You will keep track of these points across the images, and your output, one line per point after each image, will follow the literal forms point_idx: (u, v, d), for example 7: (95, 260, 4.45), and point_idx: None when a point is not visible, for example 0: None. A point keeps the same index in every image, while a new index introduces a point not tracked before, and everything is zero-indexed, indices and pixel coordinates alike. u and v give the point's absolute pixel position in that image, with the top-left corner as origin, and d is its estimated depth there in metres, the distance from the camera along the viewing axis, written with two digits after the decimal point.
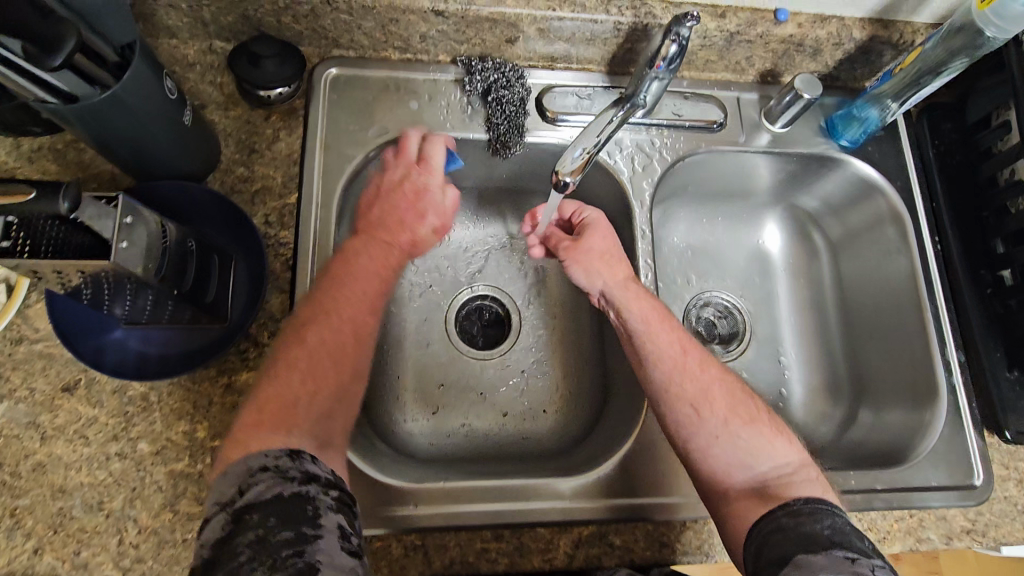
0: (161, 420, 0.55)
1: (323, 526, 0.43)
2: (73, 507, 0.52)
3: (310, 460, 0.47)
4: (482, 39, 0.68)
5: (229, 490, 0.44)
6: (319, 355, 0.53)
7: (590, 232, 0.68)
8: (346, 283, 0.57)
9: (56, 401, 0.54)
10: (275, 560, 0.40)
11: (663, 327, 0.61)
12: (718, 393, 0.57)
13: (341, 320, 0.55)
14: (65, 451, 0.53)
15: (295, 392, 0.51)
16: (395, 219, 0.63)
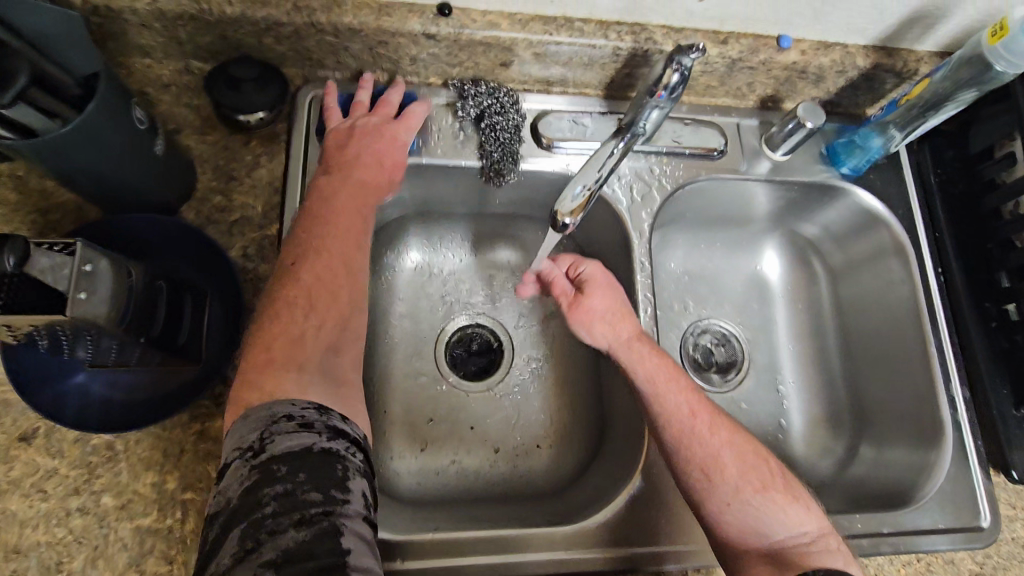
0: (127, 471, 0.51)
1: (351, 490, 0.39)
2: (28, 569, 0.48)
3: (339, 419, 0.43)
4: (475, 62, 0.65)
5: (252, 437, 0.40)
6: (317, 288, 0.51)
7: (589, 291, 0.65)
8: (337, 219, 0.56)
9: (11, 451, 0.50)
10: (303, 517, 0.36)
11: (671, 390, 0.58)
12: (729, 458, 0.55)
13: (332, 256, 0.53)
14: (20, 507, 0.49)
15: (302, 324, 0.49)
16: (373, 160, 0.60)
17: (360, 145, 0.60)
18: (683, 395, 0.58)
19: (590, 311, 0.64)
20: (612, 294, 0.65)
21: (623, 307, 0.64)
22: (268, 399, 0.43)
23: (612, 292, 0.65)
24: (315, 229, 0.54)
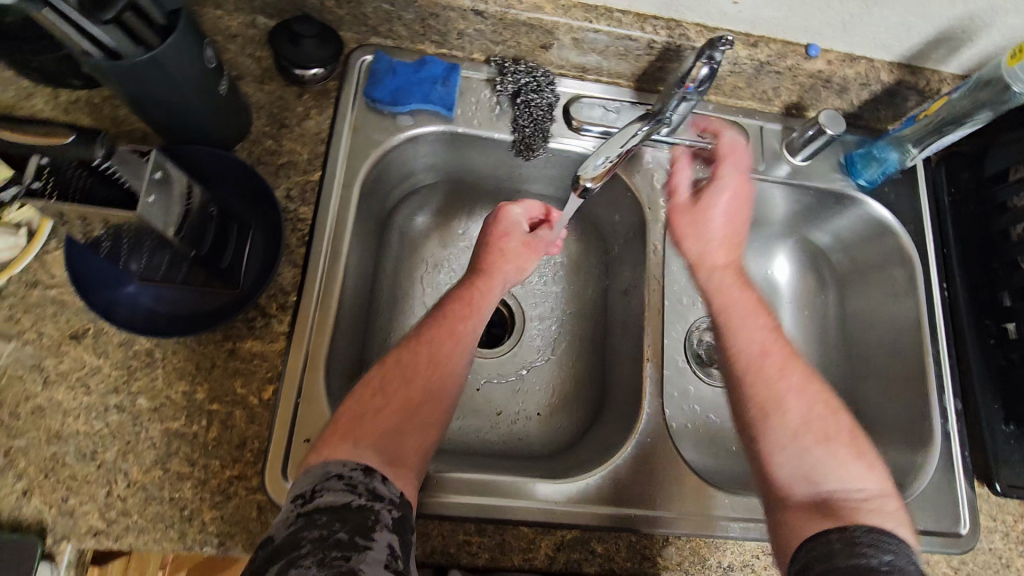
0: (162, 378, 0.55)
1: (375, 539, 0.43)
2: (67, 453, 0.53)
3: (382, 481, 0.47)
4: (518, 42, 0.69)
5: (305, 488, 0.46)
6: (393, 375, 0.55)
7: (720, 201, 0.66)
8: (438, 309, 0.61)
9: (62, 346, 0.55)
10: (325, 558, 0.41)
11: (755, 322, 0.61)
12: (795, 403, 0.57)
13: (420, 345, 0.57)
14: (65, 398, 0.54)
15: (363, 407, 0.52)
16: (484, 242, 0.68)
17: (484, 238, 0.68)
18: (767, 332, 0.61)
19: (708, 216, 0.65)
20: (739, 206, 0.66)
21: (734, 229, 0.66)
22: (323, 460, 0.48)
23: (739, 203, 0.66)
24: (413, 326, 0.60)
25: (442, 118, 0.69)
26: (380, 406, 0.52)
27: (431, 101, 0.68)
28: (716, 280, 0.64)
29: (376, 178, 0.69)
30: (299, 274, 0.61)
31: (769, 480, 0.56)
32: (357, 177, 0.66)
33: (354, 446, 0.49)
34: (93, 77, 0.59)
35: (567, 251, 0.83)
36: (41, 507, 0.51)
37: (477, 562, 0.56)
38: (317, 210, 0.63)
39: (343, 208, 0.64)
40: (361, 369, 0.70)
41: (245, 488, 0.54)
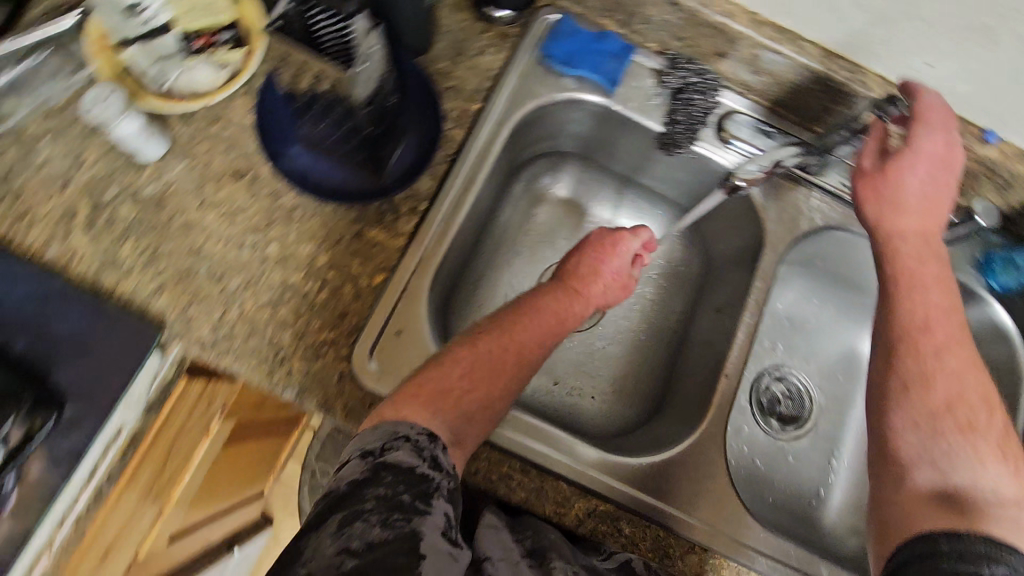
0: (295, 234, 0.61)
1: (433, 505, 0.45)
2: (200, 269, 0.59)
3: (443, 451, 0.50)
4: (697, 43, 0.71)
5: (374, 443, 0.48)
6: (483, 362, 0.57)
7: (911, 165, 0.59)
8: (534, 316, 0.62)
9: (223, 178, 0.61)
10: (387, 518, 0.43)
11: (924, 295, 0.57)
12: (944, 381, 0.53)
13: (513, 339, 0.59)
14: (212, 222, 0.60)
15: (449, 380, 0.55)
16: (591, 267, 0.70)
17: (590, 253, 0.70)
18: (935, 305, 0.57)
19: (897, 182, 0.60)
20: (941, 171, 0.60)
21: (933, 197, 0.60)
22: (393, 421, 0.50)
23: (940, 166, 0.60)
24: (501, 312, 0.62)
25: (603, 91, 0.72)
26: (468, 387, 0.54)
27: (599, 73, 0.71)
28: (897, 245, 0.60)
29: (525, 128, 0.73)
30: (434, 186, 0.65)
31: (888, 452, 0.54)
32: (510, 120, 0.69)
33: (434, 413, 0.52)
34: None
35: (669, 256, 0.84)
36: (166, 306, 0.57)
37: (512, 497, 0.58)
38: (468, 137, 0.67)
39: (490, 143, 0.68)
40: (451, 293, 0.73)
41: (334, 354, 0.58)
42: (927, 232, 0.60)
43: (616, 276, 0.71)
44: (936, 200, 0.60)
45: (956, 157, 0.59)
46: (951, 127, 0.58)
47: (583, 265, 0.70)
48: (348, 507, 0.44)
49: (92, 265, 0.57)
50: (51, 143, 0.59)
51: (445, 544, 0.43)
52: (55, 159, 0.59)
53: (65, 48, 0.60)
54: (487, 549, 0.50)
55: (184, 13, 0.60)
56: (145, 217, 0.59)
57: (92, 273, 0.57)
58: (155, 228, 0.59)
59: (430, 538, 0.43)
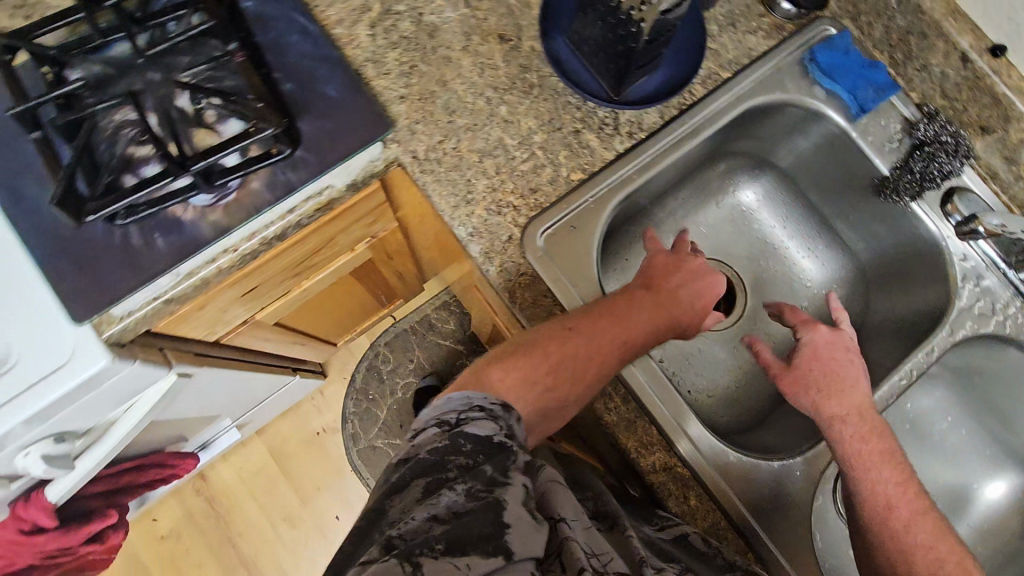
0: (526, 107, 0.66)
1: (512, 478, 0.46)
2: (439, 97, 0.65)
3: (515, 421, 0.53)
4: (965, 108, 0.69)
5: (450, 415, 0.50)
6: (565, 366, 0.56)
7: (811, 355, 0.62)
8: (618, 325, 0.58)
9: (489, 36, 0.67)
10: (472, 486, 0.44)
11: (877, 475, 0.54)
12: (924, 564, 0.51)
13: (597, 350, 0.57)
14: (465, 66, 0.66)
15: (531, 376, 0.55)
16: (689, 299, 0.62)
17: (682, 281, 0.63)
18: (897, 488, 0.54)
19: (811, 372, 0.61)
20: (836, 351, 0.62)
21: (840, 375, 0.60)
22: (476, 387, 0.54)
23: (839, 354, 0.62)
24: (594, 312, 0.58)
25: (847, 113, 0.70)
26: (552, 384, 0.56)
27: (855, 95, 0.69)
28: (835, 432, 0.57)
29: (755, 118, 0.73)
30: (659, 124, 0.68)
31: None
32: (751, 100, 0.70)
33: (518, 394, 0.55)
34: None
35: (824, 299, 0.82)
36: (402, 114, 0.64)
37: (605, 415, 0.60)
38: (704, 97, 0.69)
39: (722, 110, 0.69)
40: (616, 231, 0.76)
41: (512, 218, 0.63)
42: (865, 412, 0.58)
43: (704, 309, 0.62)
44: (850, 384, 0.60)
45: (842, 338, 0.63)
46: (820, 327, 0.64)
47: (677, 287, 0.62)
48: (436, 473, 0.45)
49: (363, 55, 0.65)
50: None
51: (529, 513, 0.43)
52: None
53: None
54: (561, 509, 0.48)
55: None
56: (417, 38, 0.66)
57: (360, 61, 0.65)
58: (421, 50, 0.66)
59: (514, 505, 0.43)
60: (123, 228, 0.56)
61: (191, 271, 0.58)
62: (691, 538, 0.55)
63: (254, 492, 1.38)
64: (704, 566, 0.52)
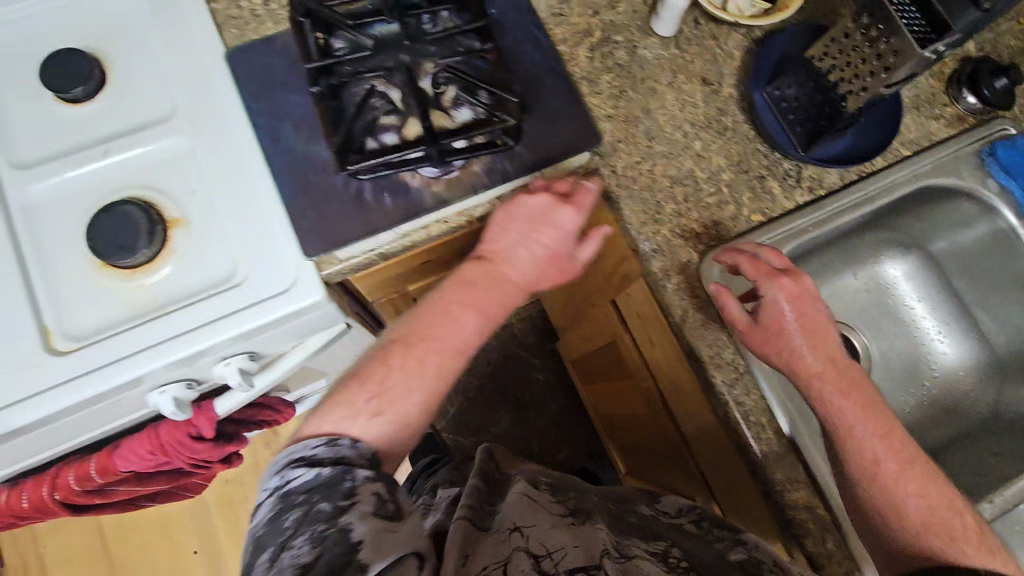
0: (718, 146, 0.71)
1: (356, 495, 0.50)
2: (641, 123, 0.71)
3: (350, 442, 0.54)
4: None
5: (276, 478, 0.53)
6: (389, 380, 0.58)
7: (780, 312, 0.60)
8: (453, 312, 0.60)
9: (692, 77, 0.73)
10: (313, 531, 0.48)
11: (856, 427, 0.58)
12: (917, 510, 0.55)
13: (433, 344, 0.59)
14: (668, 100, 0.72)
15: (352, 411, 0.56)
16: (536, 250, 0.63)
17: (523, 232, 0.62)
18: (882, 442, 0.57)
19: (782, 331, 0.60)
20: (801, 301, 0.61)
21: (810, 326, 0.60)
22: (295, 442, 0.55)
23: (807, 302, 0.61)
24: (421, 318, 0.60)
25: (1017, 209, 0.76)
26: (383, 404, 0.57)
27: None
28: (816, 386, 0.58)
29: (923, 198, 0.77)
30: (840, 185, 0.72)
31: None
32: (928, 180, 0.74)
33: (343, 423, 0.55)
34: None
35: (956, 376, 0.84)
36: (608, 131, 0.70)
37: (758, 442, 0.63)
38: (884, 168, 0.73)
39: (899, 184, 0.73)
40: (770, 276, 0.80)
41: (694, 244, 0.68)
42: (837, 364, 0.59)
43: (552, 260, 0.63)
44: (824, 336, 0.60)
45: (806, 284, 0.61)
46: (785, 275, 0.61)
47: (516, 237, 0.63)
48: (280, 540, 0.49)
49: (581, 73, 0.71)
50: None
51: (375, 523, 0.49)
52: None
53: None
54: (518, 520, 0.60)
55: None
56: (628, 67, 0.72)
57: (577, 78, 0.71)
58: (630, 78, 0.72)
59: (359, 526, 0.48)
60: (360, 183, 0.63)
61: (408, 233, 0.64)
62: (689, 523, 0.68)
63: None
64: (696, 544, 0.63)
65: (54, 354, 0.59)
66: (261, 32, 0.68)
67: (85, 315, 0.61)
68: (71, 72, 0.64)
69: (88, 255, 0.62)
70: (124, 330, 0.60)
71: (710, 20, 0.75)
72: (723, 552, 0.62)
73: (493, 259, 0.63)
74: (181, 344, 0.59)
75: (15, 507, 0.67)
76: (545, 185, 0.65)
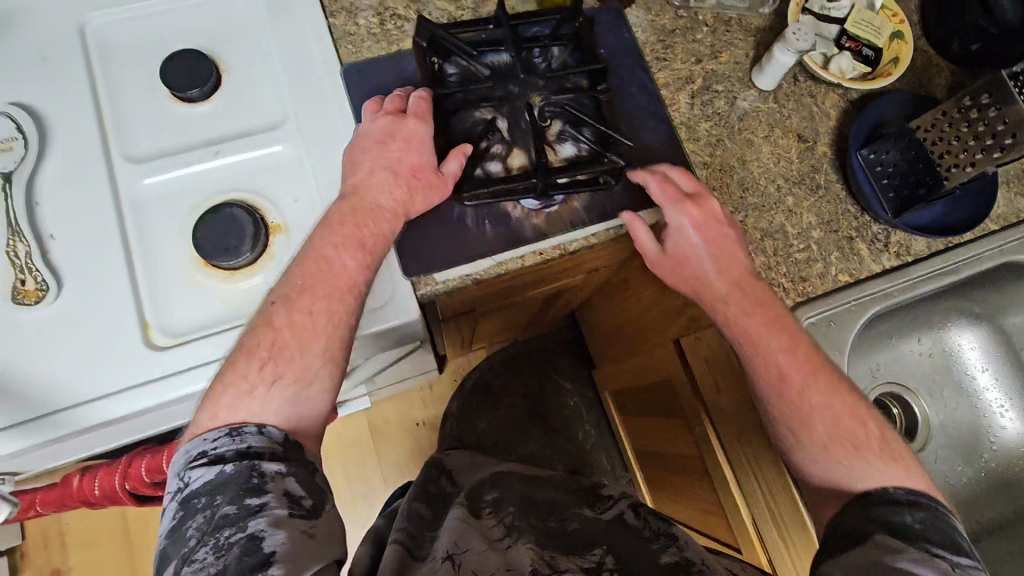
0: (809, 203, 0.72)
1: (265, 495, 0.45)
2: (736, 173, 0.71)
3: (253, 434, 0.49)
4: None
5: (176, 481, 0.47)
6: (280, 340, 0.54)
7: (685, 238, 0.64)
8: (330, 254, 0.57)
9: (788, 132, 0.74)
10: (219, 541, 0.43)
11: (764, 344, 0.61)
12: (822, 421, 0.59)
13: (314, 297, 0.55)
14: (763, 153, 0.73)
15: (246, 385, 0.51)
16: (400, 174, 0.61)
17: (382, 156, 0.61)
18: (786, 357, 0.61)
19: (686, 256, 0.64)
20: (704, 225, 0.65)
21: (715, 251, 0.64)
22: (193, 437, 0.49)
23: (709, 225, 0.65)
24: (298, 273, 0.56)
25: None
26: (269, 359, 0.53)
27: None
28: (721, 309, 0.62)
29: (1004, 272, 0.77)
30: (928, 253, 0.72)
31: None
32: (1016, 257, 0.73)
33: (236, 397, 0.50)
34: (963, 56, 0.75)
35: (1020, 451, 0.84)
36: (703, 178, 0.70)
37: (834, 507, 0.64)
38: (972, 240, 0.73)
39: (986, 257, 0.73)
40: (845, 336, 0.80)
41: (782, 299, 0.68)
42: (745, 288, 0.64)
43: (413, 176, 0.62)
44: (730, 262, 0.64)
45: (709, 207, 0.65)
46: (685, 203, 0.64)
47: (377, 167, 0.61)
48: (183, 552, 0.44)
49: (680, 118, 0.72)
50: (708, 32, 0.76)
51: (288, 532, 0.44)
52: (701, 44, 0.76)
53: None
54: (451, 546, 0.59)
55: (853, 20, 0.73)
56: (726, 116, 0.73)
57: (676, 124, 0.72)
58: (728, 128, 0.73)
59: (272, 534, 0.44)
60: (463, 209, 0.65)
61: (504, 262, 0.65)
62: (629, 510, 0.74)
63: (348, 462, 1.42)
64: (630, 536, 0.68)
65: (152, 348, 0.59)
66: (377, 52, 0.71)
67: (185, 313, 0.62)
68: (189, 74, 0.66)
69: (192, 254, 0.63)
70: (221, 330, 0.61)
71: (809, 78, 0.76)
72: (656, 553, 0.64)
73: (354, 192, 0.60)
74: None
75: (90, 496, 0.68)
76: (390, 110, 0.64)
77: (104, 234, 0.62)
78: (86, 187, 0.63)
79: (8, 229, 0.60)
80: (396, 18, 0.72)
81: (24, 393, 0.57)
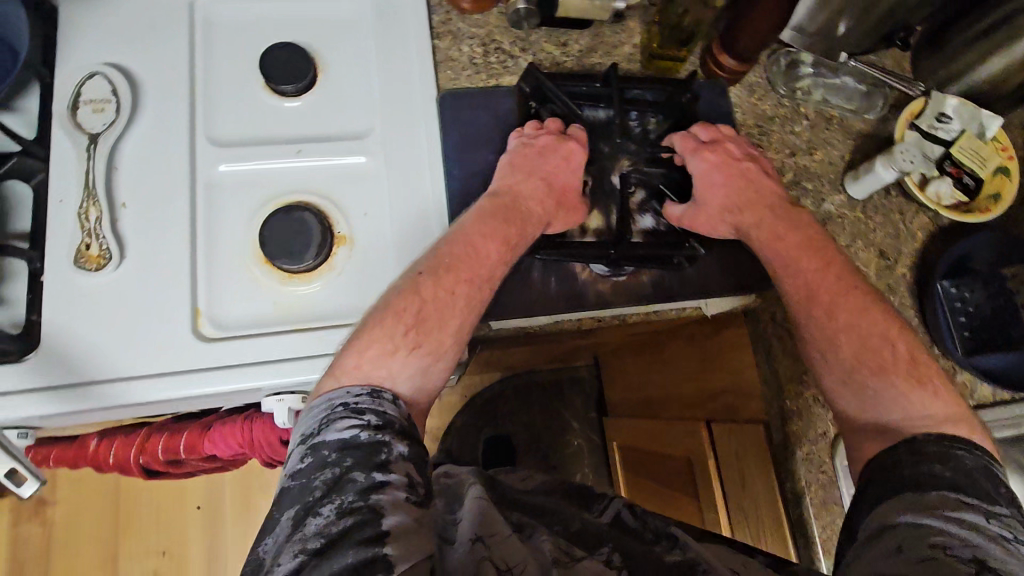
0: None
1: (392, 471, 0.43)
2: None
3: (387, 402, 0.48)
4: None
5: (311, 427, 0.46)
6: (424, 311, 0.54)
7: (707, 187, 0.64)
8: (478, 245, 0.57)
9: (870, 246, 0.71)
10: (345, 502, 0.41)
11: (793, 262, 0.60)
12: (847, 340, 0.57)
13: (455, 280, 0.55)
14: None
15: (390, 345, 0.51)
16: (549, 189, 0.62)
17: (542, 163, 0.61)
18: (817, 275, 0.59)
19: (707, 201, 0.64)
20: (727, 164, 0.64)
21: (740, 178, 0.64)
22: (321, 395, 0.48)
23: (730, 165, 0.64)
24: (447, 254, 0.56)
25: None
26: (417, 327, 0.53)
27: None
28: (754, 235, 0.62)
29: None
30: (993, 399, 0.69)
31: None
32: None
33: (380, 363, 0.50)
34: None
35: None
36: None
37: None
38: None
39: None
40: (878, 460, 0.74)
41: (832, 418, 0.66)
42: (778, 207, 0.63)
43: (562, 194, 0.63)
44: (756, 190, 0.64)
45: (726, 150, 0.65)
46: (700, 150, 0.64)
47: (536, 174, 0.61)
48: (306, 504, 0.41)
49: None
50: (808, 126, 0.74)
51: (409, 514, 0.41)
52: (798, 137, 0.74)
53: (875, 93, 0.76)
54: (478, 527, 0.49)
55: (961, 148, 0.70)
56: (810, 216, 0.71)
57: None
58: None
59: (394, 510, 0.41)
60: (531, 260, 0.63)
61: (562, 319, 0.65)
62: (627, 513, 0.59)
63: None
64: (632, 540, 0.54)
65: (199, 338, 0.59)
66: (474, 84, 0.70)
67: (236, 306, 0.61)
68: (287, 67, 0.66)
69: (252, 251, 0.62)
70: (268, 333, 0.60)
71: (901, 194, 0.74)
72: (659, 554, 0.52)
73: (506, 196, 0.61)
74: (316, 367, 0.59)
75: (102, 462, 0.67)
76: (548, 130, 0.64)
77: (173, 212, 0.62)
78: (167, 162, 0.63)
79: (83, 192, 0.60)
80: (499, 51, 0.71)
81: (68, 355, 0.57)
